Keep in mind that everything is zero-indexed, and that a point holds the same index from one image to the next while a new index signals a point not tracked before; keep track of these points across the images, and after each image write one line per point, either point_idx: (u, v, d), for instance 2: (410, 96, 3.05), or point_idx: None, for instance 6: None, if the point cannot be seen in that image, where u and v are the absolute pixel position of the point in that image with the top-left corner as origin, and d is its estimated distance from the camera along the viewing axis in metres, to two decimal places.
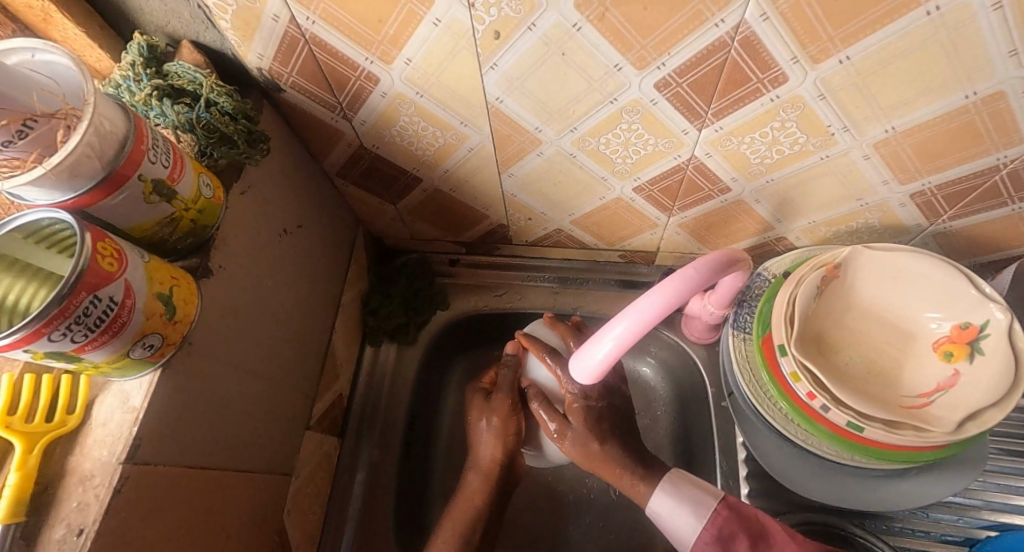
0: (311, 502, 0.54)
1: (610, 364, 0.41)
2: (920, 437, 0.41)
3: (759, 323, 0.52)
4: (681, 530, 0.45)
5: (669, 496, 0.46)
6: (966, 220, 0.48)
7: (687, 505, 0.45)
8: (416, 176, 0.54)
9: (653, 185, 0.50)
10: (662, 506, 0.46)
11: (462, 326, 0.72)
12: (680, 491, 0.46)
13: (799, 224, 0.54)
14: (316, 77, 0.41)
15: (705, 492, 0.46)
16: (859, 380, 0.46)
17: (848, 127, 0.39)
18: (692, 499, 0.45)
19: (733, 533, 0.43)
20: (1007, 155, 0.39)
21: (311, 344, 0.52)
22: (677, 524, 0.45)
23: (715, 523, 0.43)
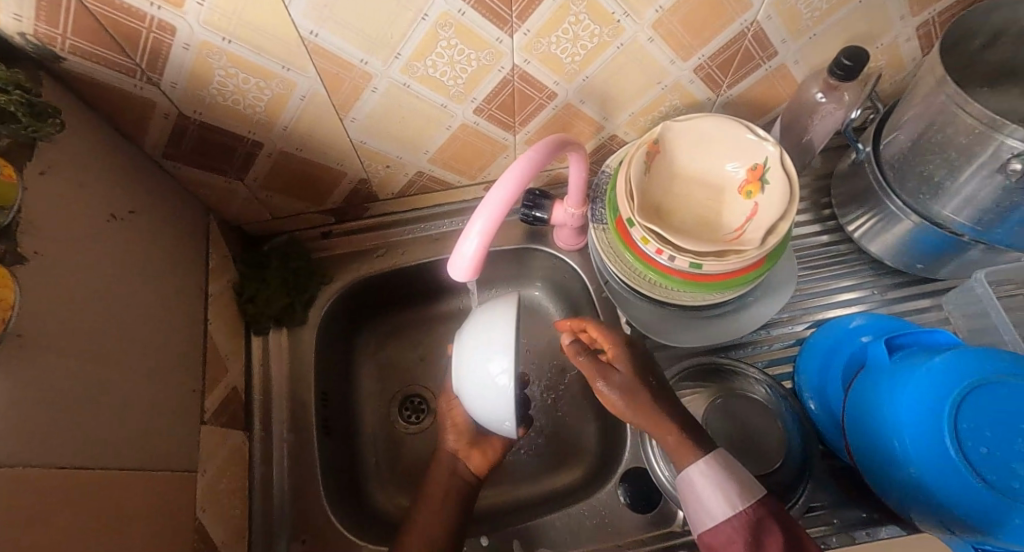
0: (229, 497, 0.51)
1: (481, 256, 0.43)
2: (741, 258, 0.50)
3: (610, 209, 0.58)
4: (707, 506, 0.42)
5: (708, 476, 0.43)
6: (740, 86, 0.59)
7: (726, 486, 0.42)
8: (254, 141, 0.52)
9: (490, 104, 0.54)
10: (700, 476, 0.43)
11: (351, 294, 0.72)
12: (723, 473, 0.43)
13: (623, 119, 0.61)
14: (100, 38, 0.37)
15: (750, 481, 0.43)
16: (692, 231, 0.56)
17: (628, 12, 0.45)
18: (738, 485, 0.42)
19: (769, 536, 0.40)
20: (747, 19, 0.48)
21: (182, 337, 0.49)
22: (711, 500, 0.42)
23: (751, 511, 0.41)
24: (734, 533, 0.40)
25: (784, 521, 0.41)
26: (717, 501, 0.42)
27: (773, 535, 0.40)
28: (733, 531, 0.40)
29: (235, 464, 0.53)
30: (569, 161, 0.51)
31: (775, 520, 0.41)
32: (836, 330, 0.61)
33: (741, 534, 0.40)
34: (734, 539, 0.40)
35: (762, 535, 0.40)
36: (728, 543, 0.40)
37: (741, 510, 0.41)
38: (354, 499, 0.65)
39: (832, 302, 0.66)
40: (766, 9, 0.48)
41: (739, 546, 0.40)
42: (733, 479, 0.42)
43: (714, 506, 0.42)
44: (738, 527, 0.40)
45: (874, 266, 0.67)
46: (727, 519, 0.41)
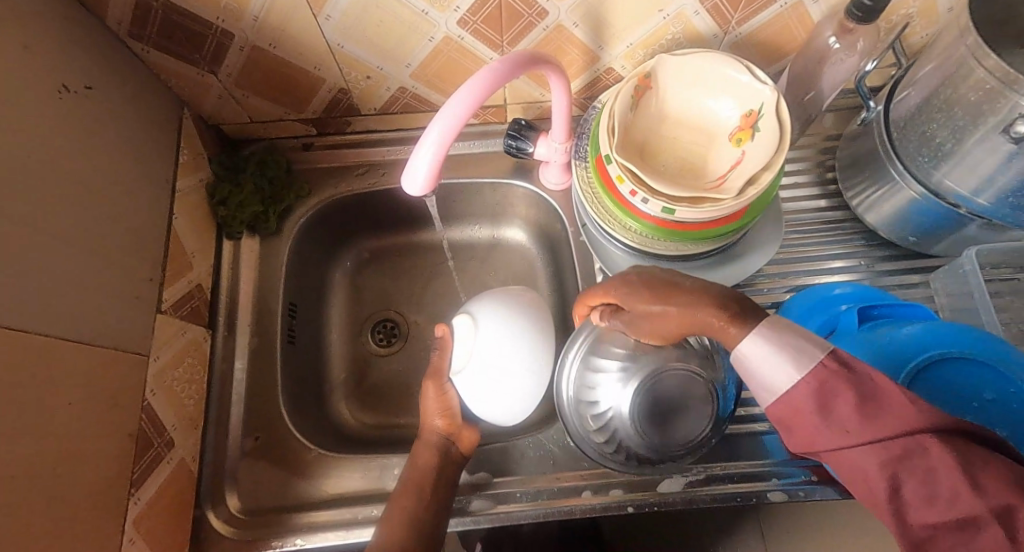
0: (183, 387, 0.53)
1: (437, 169, 0.41)
2: (716, 207, 0.48)
3: (593, 144, 0.55)
4: (762, 380, 0.33)
5: (764, 345, 0.33)
6: (750, 25, 0.54)
7: (783, 356, 0.32)
8: (224, 30, 0.50)
9: (475, 16, 0.51)
10: (746, 349, 0.33)
11: (328, 212, 0.71)
12: (779, 345, 0.32)
13: (620, 50, 0.57)
14: None
15: (811, 339, 0.32)
16: (672, 176, 0.53)
17: None
18: (792, 350, 0.31)
19: (834, 392, 0.30)
20: None
21: (141, 226, 0.49)
22: (766, 374, 0.32)
23: (820, 380, 0.30)
24: (795, 404, 0.31)
25: (858, 375, 0.30)
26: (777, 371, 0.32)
27: (839, 388, 0.30)
28: (794, 401, 0.31)
29: (192, 357, 0.55)
30: (552, 83, 0.48)
31: (843, 382, 0.30)
32: (817, 294, 0.59)
33: (805, 405, 0.31)
34: (796, 407, 0.31)
35: (827, 392, 0.30)
36: (795, 411, 0.31)
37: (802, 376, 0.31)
38: (315, 407, 0.68)
39: (815, 269, 0.64)
40: None
41: (803, 415, 0.31)
42: (792, 345, 0.32)
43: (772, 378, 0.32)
44: (799, 395, 0.31)
45: (867, 237, 0.64)
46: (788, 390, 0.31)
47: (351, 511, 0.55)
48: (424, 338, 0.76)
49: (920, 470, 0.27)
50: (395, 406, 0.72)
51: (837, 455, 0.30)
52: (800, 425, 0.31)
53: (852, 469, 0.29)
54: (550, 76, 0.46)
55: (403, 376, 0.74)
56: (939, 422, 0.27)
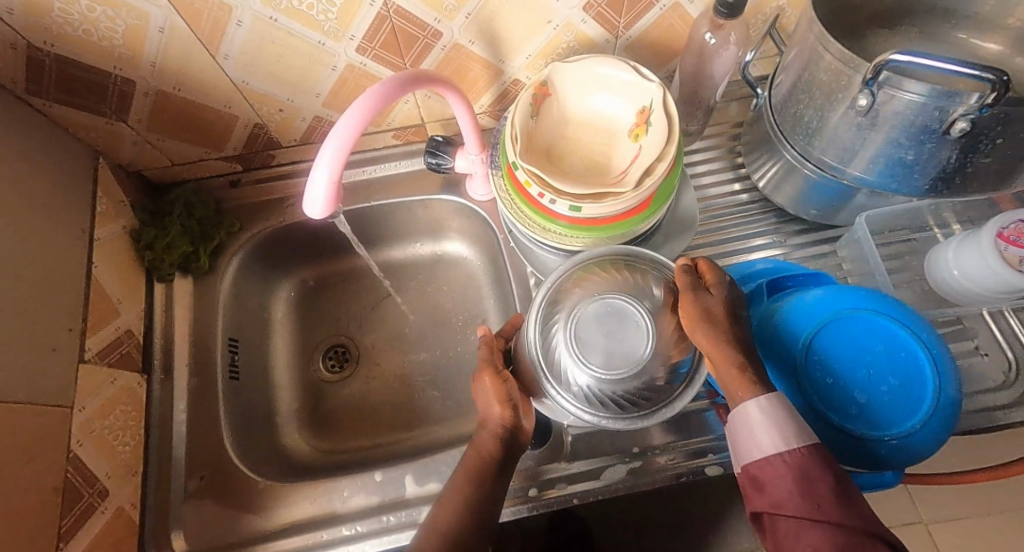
0: (116, 434, 0.52)
1: (334, 190, 0.42)
2: (617, 201, 0.50)
3: (502, 153, 0.58)
4: (756, 441, 0.37)
5: (769, 412, 0.37)
6: (636, 28, 0.57)
7: (784, 429, 0.36)
8: (124, 78, 0.51)
9: (372, 42, 0.53)
10: (758, 413, 0.37)
11: (262, 245, 0.72)
12: (781, 417, 0.36)
13: (520, 62, 0.60)
14: None
15: (807, 424, 0.37)
16: (579, 176, 0.55)
17: None
18: (793, 424, 0.36)
19: (814, 474, 0.34)
20: None
21: (55, 278, 0.49)
22: (760, 437, 0.37)
23: (805, 459, 0.34)
24: (779, 472, 0.35)
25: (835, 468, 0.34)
26: (774, 438, 0.36)
27: (820, 471, 0.34)
28: (780, 470, 0.35)
29: (125, 404, 0.55)
30: (453, 100, 0.51)
31: (824, 468, 0.34)
32: (740, 272, 0.61)
33: (786, 472, 0.35)
34: (777, 475, 0.35)
35: (811, 472, 0.34)
36: (776, 476, 0.35)
37: (794, 447, 0.35)
38: (265, 440, 0.68)
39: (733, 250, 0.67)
40: None
41: (782, 482, 0.34)
42: (793, 425, 0.36)
43: (767, 442, 0.36)
44: (786, 464, 0.35)
45: (778, 214, 0.68)
46: (778, 455, 0.35)
47: (303, 538, 0.55)
48: (374, 359, 0.77)
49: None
50: (350, 429, 0.72)
51: (790, 530, 0.32)
52: (773, 488, 0.35)
53: (791, 536, 0.32)
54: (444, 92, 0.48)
55: (356, 398, 0.74)
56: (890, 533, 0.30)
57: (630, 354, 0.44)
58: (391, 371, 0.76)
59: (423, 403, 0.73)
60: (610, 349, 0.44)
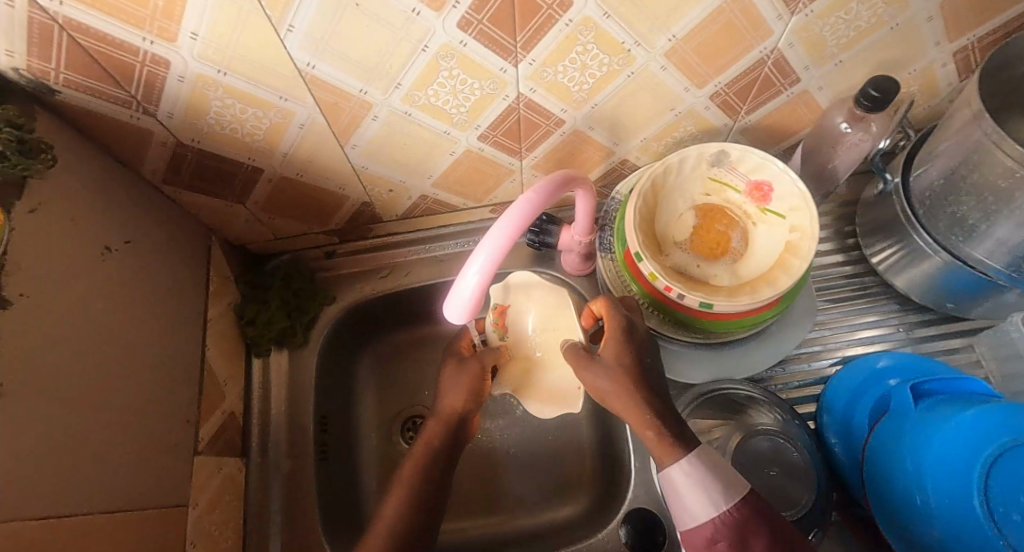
0: (220, 529, 0.51)
1: (478, 296, 0.41)
2: (755, 300, 0.48)
3: (618, 239, 0.56)
4: (689, 502, 0.41)
5: (693, 472, 0.41)
6: (758, 113, 0.56)
7: (711, 486, 0.41)
8: (254, 167, 0.51)
9: (495, 131, 0.52)
10: (677, 474, 0.42)
11: (354, 316, 0.71)
12: (708, 471, 0.41)
13: (634, 143, 0.59)
14: (92, 70, 0.37)
15: (728, 477, 0.41)
16: (700, 278, 0.53)
17: (639, 41, 0.43)
18: (719, 484, 0.41)
19: (754, 530, 0.39)
20: (767, 46, 0.46)
21: (177, 368, 0.48)
22: (691, 499, 0.41)
23: (738, 515, 0.40)
24: (715, 532, 0.40)
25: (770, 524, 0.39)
26: (698, 501, 0.41)
27: (756, 530, 0.39)
28: (715, 531, 0.39)
29: (229, 494, 0.53)
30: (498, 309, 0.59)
31: (757, 521, 0.39)
32: (861, 370, 0.58)
33: (725, 529, 0.39)
34: (715, 535, 0.39)
35: (746, 535, 0.39)
36: (710, 540, 0.40)
37: (727, 510, 0.40)
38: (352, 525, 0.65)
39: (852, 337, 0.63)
40: (788, 36, 0.45)
41: (720, 544, 0.39)
42: (712, 478, 0.41)
43: (694, 506, 0.41)
44: (723, 525, 0.39)
45: (901, 301, 0.64)
46: (710, 518, 0.40)
47: None
48: None
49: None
50: None
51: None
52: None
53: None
54: (496, 309, 0.59)
55: None
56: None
57: (788, 497, 0.51)
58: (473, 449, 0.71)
59: (508, 488, 0.68)
60: (772, 488, 0.52)
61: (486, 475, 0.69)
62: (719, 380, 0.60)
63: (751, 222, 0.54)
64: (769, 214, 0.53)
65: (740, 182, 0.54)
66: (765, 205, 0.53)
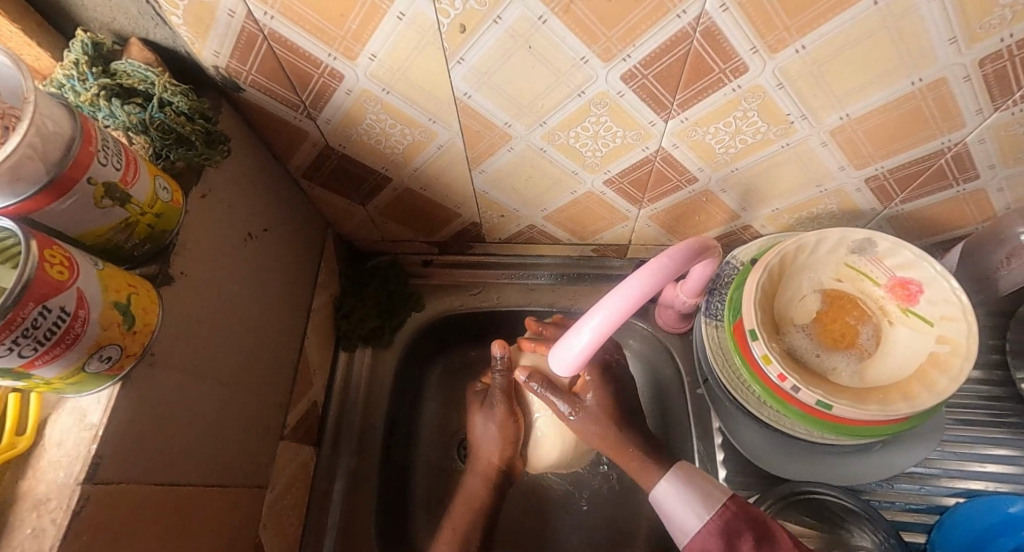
0: (287, 513, 0.52)
1: (587, 354, 0.41)
2: (884, 412, 0.43)
3: (730, 309, 0.53)
4: (680, 519, 0.46)
5: (678, 484, 0.47)
6: (915, 203, 0.50)
7: (693, 495, 0.46)
8: (385, 175, 0.54)
9: (623, 178, 0.51)
10: (667, 492, 0.47)
11: (437, 327, 0.72)
12: (689, 482, 0.47)
13: (764, 212, 0.55)
14: (276, 75, 0.40)
15: (711, 488, 0.46)
16: (819, 371, 0.48)
17: (806, 115, 0.40)
18: (701, 492, 0.46)
19: (739, 530, 0.43)
20: (952, 138, 0.41)
21: (281, 353, 0.51)
22: (680, 511, 0.46)
23: (721, 517, 0.44)
24: (706, 541, 0.43)
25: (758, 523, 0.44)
26: (685, 509, 0.46)
27: (740, 531, 0.43)
28: (707, 539, 0.43)
29: (299, 480, 0.55)
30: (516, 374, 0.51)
31: (741, 523, 0.44)
32: (989, 510, 0.51)
33: (713, 533, 0.44)
34: (706, 545, 0.43)
35: (734, 537, 0.43)
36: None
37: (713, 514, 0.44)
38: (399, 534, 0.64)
39: (981, 470, 0.54)
40: (981, 132, 0.40)
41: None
42: (698, 489, 0.46)
43: (684, 518, 0.46)
44: (711, 530, 0.44)
45: None
46: (701, 527, 0.44)
47: None
48: None
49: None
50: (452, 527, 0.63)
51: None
52: None
53: None
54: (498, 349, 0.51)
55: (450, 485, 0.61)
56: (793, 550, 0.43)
57: None
58: (530, 487, 0.68)
59: (558, 537, 0.65)
60: None
61: (537, 518, 0.66)
62: (815, 480, 0.54)
63: (886, 320, 0.49)
64: (913, 316, 0.48)
65: (882, 276, 0.50)
66: (910, 306, 0.48)
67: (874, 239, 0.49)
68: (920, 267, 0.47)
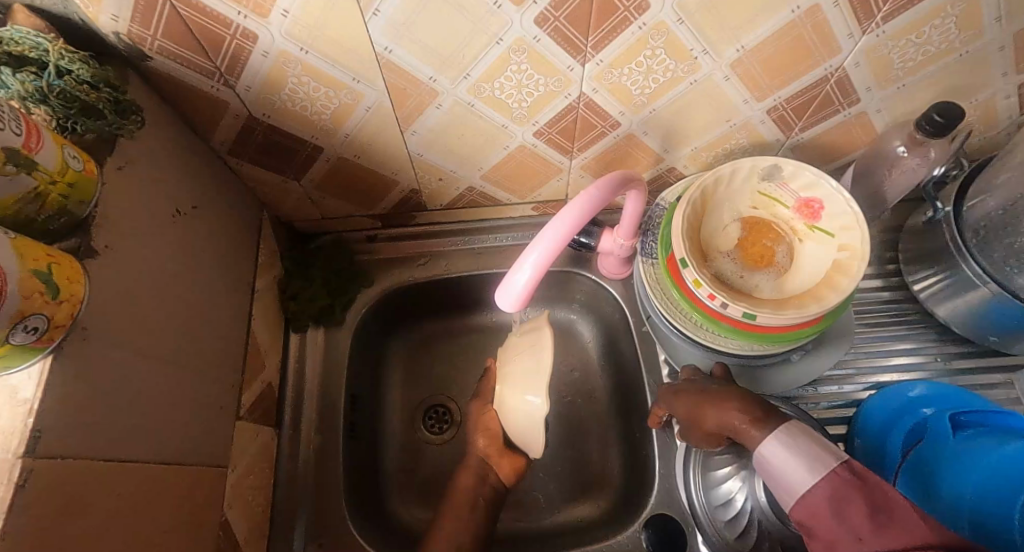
0: (253, 493, 0.52)
1: (531, 289, 0.41)
2: (800, 314, 0.48)
3: (663, 245, 0.57)
4: (788, 483, 0.35)
5: (786, 444, 0.37)
6: (812, 131, 0.56)
7: (801, 455, 0.36)
8: (316, 145, 0.53)
9: (551, 128, 0.53)
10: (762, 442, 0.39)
11: (390, 301, 0.72)
12: (797, 441, 0.37)
13: (684, 152, 0.59)
14: (185, 40, 0.38)
15: (826, 454, 0.35)
16: (744, 289, 0.53)
17: (707, 49, 0.43)
18: (810, 454, 0.35)
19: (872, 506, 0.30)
20: (833, 64, 0.46)
21: (228, 333, 0.50)
22: (787, 474, 0.36)
23: (832, 481, 0.33)
24: (812, 499, 0.33)
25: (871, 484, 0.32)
26: (793, 470, 0.35)
27: (860, 499, 0.31)
28: (816, 503, 0.33)
29: (262, 461, 0.54)
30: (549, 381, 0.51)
31: (854, 488, 0.32)
32: (895, 396, 0.58)
33: (825, 499, 0.33)
34: (817, 509, 0.33)
35: (849, 502, 0.31)
36: (815, 517, 0.33)
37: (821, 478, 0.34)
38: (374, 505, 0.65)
39: (886, 363, 0.62)
40: (855, 56, 0.45)
41: (824, 517, 0.32)
42: (808, 452, 0.36)
43: (784, 475, 0.36)
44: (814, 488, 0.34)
45: (941, 331, 0.62)
46: (812, 487, 0.34)
47: None
48: None
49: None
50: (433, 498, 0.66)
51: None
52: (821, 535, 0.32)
53: None
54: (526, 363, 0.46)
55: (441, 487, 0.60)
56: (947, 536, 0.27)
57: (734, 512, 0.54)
58: None
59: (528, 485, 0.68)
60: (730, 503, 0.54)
61: None
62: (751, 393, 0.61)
63: (797, 239, 0.54)
64: (818, 231, 0.53)
65: (790, 198, 0.55)
66: (814, 223, 0.53)
67: (780, 166, 0.54)
68: (819, 187, 0.53)
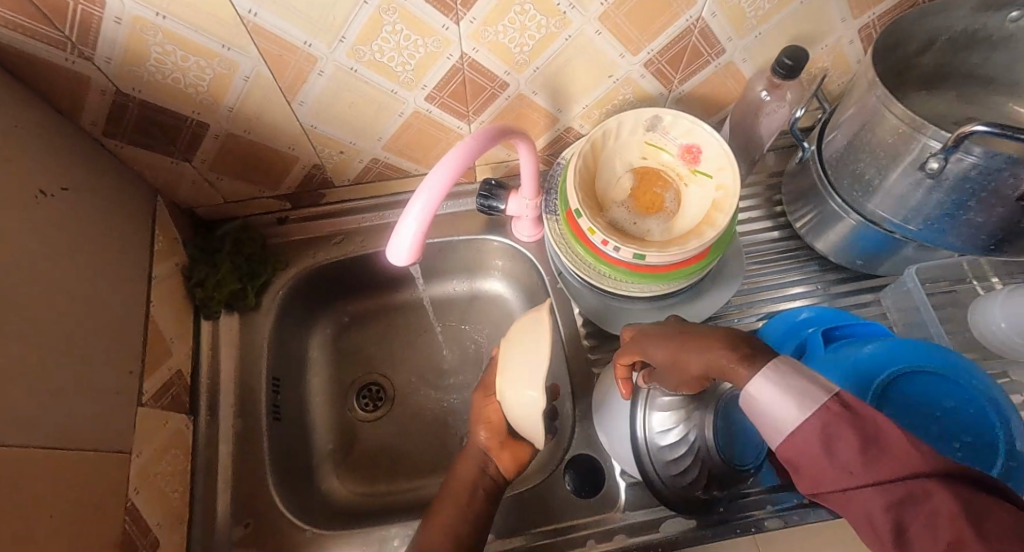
0: (165, 479, 0.51)
1: (421, 242, 0.42)
2: (684, 250, 0.52)
3: (562, 201, 0.59)
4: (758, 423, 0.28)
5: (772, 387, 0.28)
6: (689, 83, 0.60)
7: (788, 391, 0.27)
8: (199, 121, 0.52)
9: (441, 92, 0.54)
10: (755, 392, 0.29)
11: (307, 283, 0.71)
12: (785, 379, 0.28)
13: (576, 111, 0.62)
14: (23, 7, 0.36)
15: (800, 379, 0.27)
16: (637, 234, 0.56)
17: (572, 3, 0.46)
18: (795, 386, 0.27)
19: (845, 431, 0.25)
20: (692, 15, 0.50)
21: (120, 318, 0.48)
22: (763, 416, 0.28)
23: (819, 416, 0.25)
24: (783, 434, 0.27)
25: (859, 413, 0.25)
26: (774, 413, 0.27)
27: (841, 427, 0.25)
28: (788, 439, 0.27)
29: (174, 447, 0.53)
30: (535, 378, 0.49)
31: (843, 419, 0.25)
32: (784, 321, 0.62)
33: (801, 433, 0.26)
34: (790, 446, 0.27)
35: (830, 435, 0.25)
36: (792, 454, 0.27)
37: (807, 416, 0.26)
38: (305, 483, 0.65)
39: (774, 296, 0.68)
40: (710, 6, 0.49)
41: (804, 455, 0.26)
42: (793, 385, 0.27)
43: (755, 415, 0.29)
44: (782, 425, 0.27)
45: (821, 262, 0.69)
46: (797, 423, 0.26)
47: None
48: (409, 399, 0.73)
49: (924, 515, 0.22)
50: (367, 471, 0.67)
51: (843, 498, 0.25)
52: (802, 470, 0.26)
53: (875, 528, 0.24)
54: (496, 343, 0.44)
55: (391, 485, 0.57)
56: (941, 462, 0.23)
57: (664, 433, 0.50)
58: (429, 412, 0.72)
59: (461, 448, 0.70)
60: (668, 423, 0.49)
61: (439, 436, 0.71)
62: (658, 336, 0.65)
63: (683, 183, 0.58)
64: (699, 174, 0.57)
65: (673, 146, 0.58)
66: (696, 167, 0.57)
67: (662, 116, 0.57)
68: (698, 133, 0.57)
